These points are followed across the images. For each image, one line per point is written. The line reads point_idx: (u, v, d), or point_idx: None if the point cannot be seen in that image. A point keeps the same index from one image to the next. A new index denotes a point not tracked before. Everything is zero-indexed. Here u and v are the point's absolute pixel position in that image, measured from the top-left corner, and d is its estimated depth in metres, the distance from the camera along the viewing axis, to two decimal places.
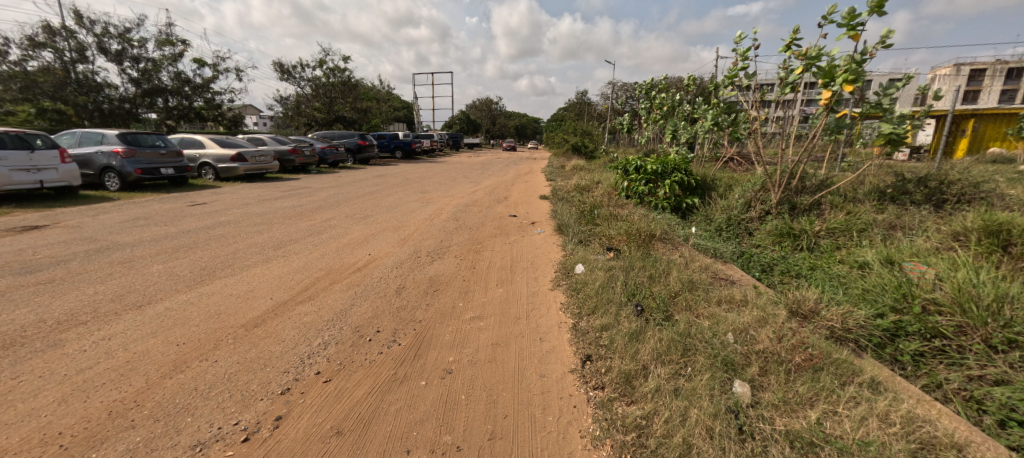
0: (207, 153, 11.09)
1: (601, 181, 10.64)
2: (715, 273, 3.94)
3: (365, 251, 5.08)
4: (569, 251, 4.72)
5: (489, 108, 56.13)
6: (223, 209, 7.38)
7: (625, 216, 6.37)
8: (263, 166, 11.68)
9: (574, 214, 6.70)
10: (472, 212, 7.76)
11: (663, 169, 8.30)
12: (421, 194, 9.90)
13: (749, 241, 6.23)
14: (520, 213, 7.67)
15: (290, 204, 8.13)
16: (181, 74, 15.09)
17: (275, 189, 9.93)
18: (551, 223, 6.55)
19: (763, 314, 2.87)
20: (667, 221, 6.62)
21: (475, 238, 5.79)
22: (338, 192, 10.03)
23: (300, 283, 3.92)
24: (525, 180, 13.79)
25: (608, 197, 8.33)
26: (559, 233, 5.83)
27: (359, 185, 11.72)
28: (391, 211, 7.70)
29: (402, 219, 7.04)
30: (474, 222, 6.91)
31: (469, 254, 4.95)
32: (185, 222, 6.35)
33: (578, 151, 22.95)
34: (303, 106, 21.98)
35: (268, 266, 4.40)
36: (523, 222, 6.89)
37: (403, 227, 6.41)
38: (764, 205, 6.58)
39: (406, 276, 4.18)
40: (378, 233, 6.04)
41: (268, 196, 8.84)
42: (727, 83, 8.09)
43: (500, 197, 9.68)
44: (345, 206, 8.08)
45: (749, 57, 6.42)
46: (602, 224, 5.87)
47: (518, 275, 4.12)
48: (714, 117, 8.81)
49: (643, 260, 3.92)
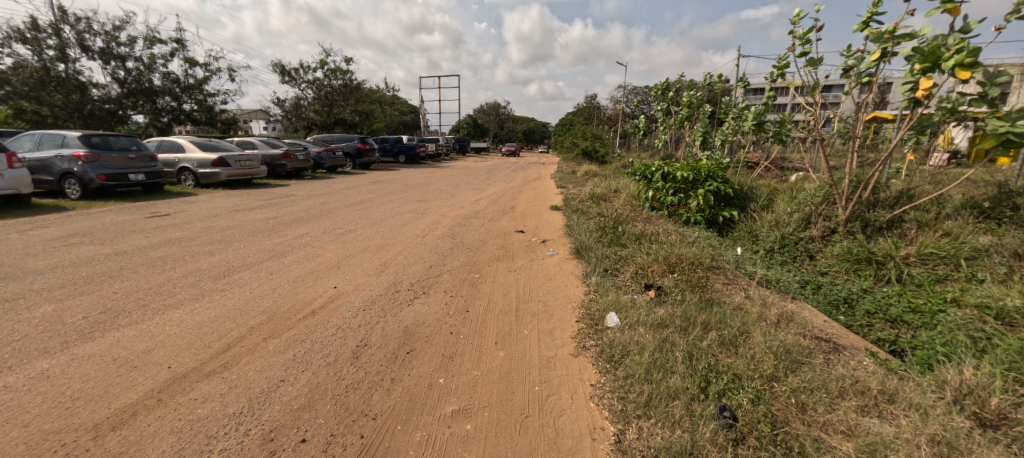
0: (187, 158, 10.13)
1: (619, 189, 9.47)
2: (808, 329, 2.80)
3: (331, 281, 3.98)
4: (595, 288, 3.61)
5: (497, 112, 55.29)
6: (185, 222, 6.36)
7: (656, 234, 5.25)
8: (249, 172, 10.72)
9: (594, 231, 5.57)
10: (472, 226, 6.67)
11: (695, 177, 7.13)
12: (417, 203, 8.84)
13: (813, 267, 5.07)
14: (528, 228, 6.54)
15: (265, 215, 7.10)
16: (171, 74, 14.20)
17: (255, 198, 8.94)
18: (566, 243, 5.42)
19: (942, 432, 1.72)
20: (707, 240, 5.47)
21: (474, 262, 4.69)
22: (326, 200, 8.99)
23: (223, 338, 2.82)
24: (534, 187, 12.69)
25: (630, 209, 7.19)
26: (578, 258, 4.70)
27: (351, 192, 10.68)
28: (379, 224, 6.63)
29: (388, 235, 5.94)
30: (473, 239, 5.81)
31: (464, 289, 3.83)
32: (129, 238, 5.31)
33: (589, 156, 21.75)
34: (303, 109, 21.12)
35: (194, 307, 3.30)
36: (532, 239, 5.76)
37: (389, 247, 5.31)
38: (828, 222, 5.39)
39: (373, 324, 3.06)
40: (355, 255, 4.93)
41: (244, 206, 7.85)
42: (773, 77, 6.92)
43: (505, 208, 8.56)
44: (327, 218, 7.02)
45: (811, 40, 5.26)
46: (631, 245, 4.75)
47: (527, 327, 2.98)
48: (754, 116, 7.62)
49: (706, 309, 2.81)
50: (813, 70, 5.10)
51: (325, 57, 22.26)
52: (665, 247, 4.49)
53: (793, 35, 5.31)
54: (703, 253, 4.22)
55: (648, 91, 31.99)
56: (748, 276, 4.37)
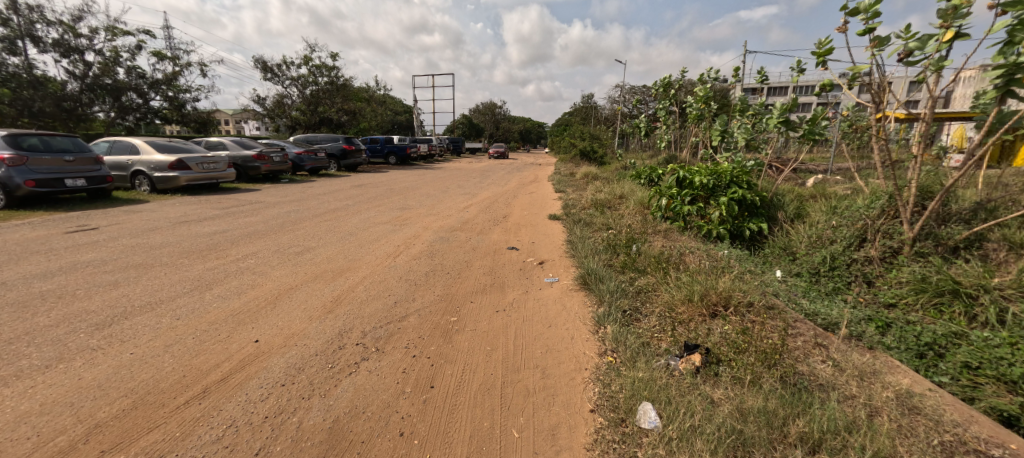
0: (142, 160, 9.03)
1: (625, 195, 8.47)
2: (957, 440, 1.82)
3: (255, 331, 2.94)
4: (615, 346, 2.62)
5: (492, 111, 54.36)
6: (113, 238, 5.30)
7: (679, 256, 4.28)
8: (214, 176, 9.66)
9: (602, 250, 4.57)
10: (457, 242, 5.63)
11: (716, 184, 6.14)
12: (397, 212, 7.80)
13: (874, 298, 4.10)
14: (522, 244, 5.52)
15: (215, 228, 6.06)
16: (136, 68, 13.06)
17: (214, 205, 7.88)
18: (569, 267, 4.41)
19: None
20: (739, 262, 4.49)
21: (453, 296, 3.67)
22: (295, 208, 7.95)
23: (34, 457, 1.80)
24: (530, 191, 11.69)
25: (640, 220, 6.22)
26: (587, 289, 3.71)
27: (327, 197, 9.65)
28: (347, 240, 5.60)
29: (353, 255, 4.92)
30: (456, 260, 4.80)
31: (434, 343, 2.80)
32: (25, 263, 4.25)
33: (587, 157, 20.80)
34: (287, 108, 20.03)
35: (29, 386, 2.26)
36: (527, 260, 4.77)
37: (348, 273, 4.26)
38: (888, 240, 4.42)
39: (286, 416, 2.05)
40: (303, 285, 3.89)
41: (197, 216, 6.81)
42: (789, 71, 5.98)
43: (497, 217, 7.54)
44: (288, 231, 5.97)
45: (873, 14, 4.17)
46: (652, 274, 3.76)
47: (517, 427, 1.96)
48: (779, 113, 6.66)
49: (796, 409, 1.83)
50: (878, 52, 4.04)
51: (310, 53, 21.16)
52: (698, 276, 3.52)
53: (849, 10, 4.23)
54: (749, 287, 3.26)
55: (647, 89, 31.03)
56: (801, 312, 3.40)
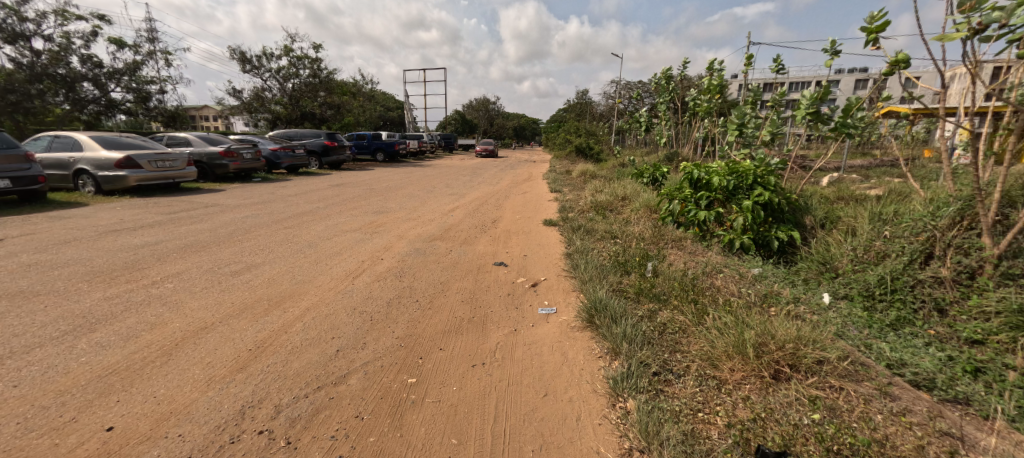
0: (85, 158, 8.02)
1: (629, 196, 7.58)
2: None
3: (115, 409, 2.03)
4: (646, 444, 1.77)
5: (486, 107, 53.34)
6: (11, 254, 4.33)
7: (706, 282, 3.38)
8: (171, 175, 8.67)
9: (609, 270, 3.68)
10: (434, 256, 4.70)
11: (738, 185, 5.25)
12: (371, 217, 6.85)
13: (951, 331, 3.25)
14: (512, 259, 4.61)
15: (147, 238, 5.10)
16: (92, 57, 12.12)
17: (160, 208, 6.91)
18: (569, 293, 3.52)
19: None
20: (779, 284, 3.63)
21: (418, 341, 2.76)
22: (255, 211, 6.99)
23: None
24: (523, 191, 10.77)
25: (650, 228, 5.33)
26: (594, 328, 2.83)
27: (297, 198, 8.66)
28: (301, 254, 4.65)
29: (303, 276, 3.98)
30: (430, 282, 3.87)
31: (375, 431, 1.91)
32: None
33: (583, 154, 19.99)
34: (266, 102, 18.94)
35: None
36: (517, 282, 3.86)
37: (288, 303, 3.33)
38: (963, 256, 3.57)
39: None
40: (221, 323, 2.96)
41: (134, 223, 5.82)
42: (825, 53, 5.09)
43: (484, 222, 6.62)
44: (234, 243, 5.03)
45: None
46: (677, 310, 2.87)
47: None
48: (809, 102, 5.69)
49: None
50: (967, 19, 3.13)
51: (291, 43, 19.99)
52: (744, 313, 2.67)
53: None
54: (816, 331, 2.41)
55: (644, 84, 30.04)
56: (879, 361, 2.56)
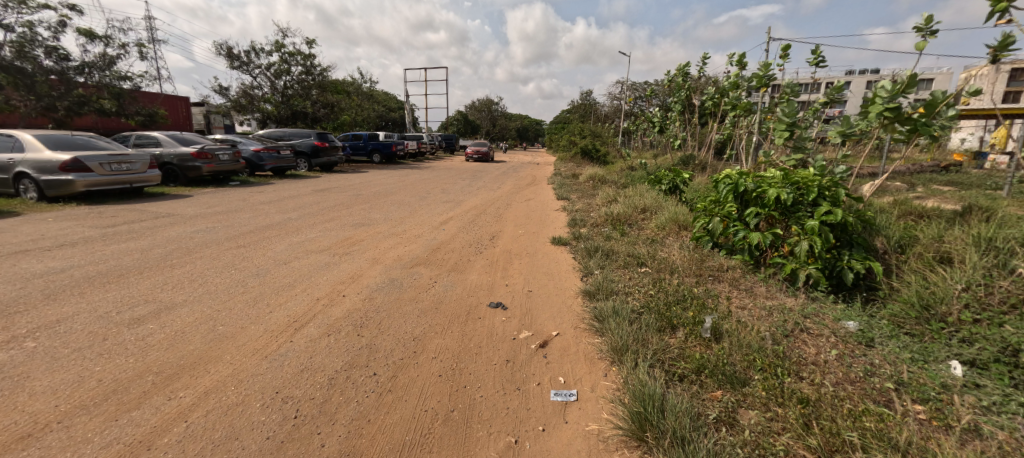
0: (27, 159, 7.03)
1: (650, 207, 6.48)
2: None
3: None
4: None
5: (489, 108, 52.20)
6: None
7: (798, 360, 2.26)
8: (129, 179, 7.63)
9: (650, 328, 2.58)
10: (412, 292, 3.62)
11: (799, 199, 4.11)
12: (347, 232, 5.78)
13: None
14: (513, 298, 3.51)
15: (56, 263, 4.06)
16: (59, 49, 11.16)
17: (100, 220, 5.88)
18: (597, 366, 2.42)
19: None
20: (900, 350, 2.51)
21: None
22: (210, 224, 5.93)
23: None
24: (526, 198, 9.69)
25: (687, 254, 4.21)
26: (646, 451, 1.74)
27: (269, 206, 7.62)
28: (236, 289, 3.55)
29: (227, 327, 2.90)
30: (398, 339, 2.77)
31: None
32: None
33: (589, 156, 18.91)
34: (256, 100, 17.92)
35: None
36: (520, 339, 2.78)
37: (183, 380, 2.26)
38: None
39: None
40: (60, 426, 1.91)
41: (53, 241, 4.78)
42: (916, 32, 3.88)
43: (480, 240, 5.54)
44: (162, 270, 3.97)
45: None
46: (778, 427, 1.75)
47: None
48: (887, 96, 4.47)
49: None
50: None
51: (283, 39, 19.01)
52: (903, 444, 1.59)
53: None
54: None
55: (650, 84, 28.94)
56: None
